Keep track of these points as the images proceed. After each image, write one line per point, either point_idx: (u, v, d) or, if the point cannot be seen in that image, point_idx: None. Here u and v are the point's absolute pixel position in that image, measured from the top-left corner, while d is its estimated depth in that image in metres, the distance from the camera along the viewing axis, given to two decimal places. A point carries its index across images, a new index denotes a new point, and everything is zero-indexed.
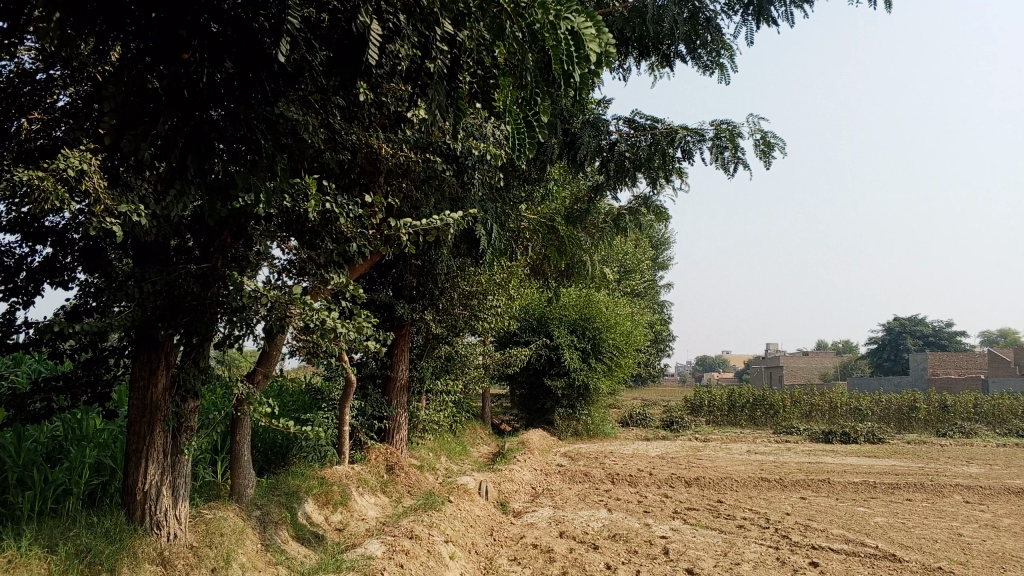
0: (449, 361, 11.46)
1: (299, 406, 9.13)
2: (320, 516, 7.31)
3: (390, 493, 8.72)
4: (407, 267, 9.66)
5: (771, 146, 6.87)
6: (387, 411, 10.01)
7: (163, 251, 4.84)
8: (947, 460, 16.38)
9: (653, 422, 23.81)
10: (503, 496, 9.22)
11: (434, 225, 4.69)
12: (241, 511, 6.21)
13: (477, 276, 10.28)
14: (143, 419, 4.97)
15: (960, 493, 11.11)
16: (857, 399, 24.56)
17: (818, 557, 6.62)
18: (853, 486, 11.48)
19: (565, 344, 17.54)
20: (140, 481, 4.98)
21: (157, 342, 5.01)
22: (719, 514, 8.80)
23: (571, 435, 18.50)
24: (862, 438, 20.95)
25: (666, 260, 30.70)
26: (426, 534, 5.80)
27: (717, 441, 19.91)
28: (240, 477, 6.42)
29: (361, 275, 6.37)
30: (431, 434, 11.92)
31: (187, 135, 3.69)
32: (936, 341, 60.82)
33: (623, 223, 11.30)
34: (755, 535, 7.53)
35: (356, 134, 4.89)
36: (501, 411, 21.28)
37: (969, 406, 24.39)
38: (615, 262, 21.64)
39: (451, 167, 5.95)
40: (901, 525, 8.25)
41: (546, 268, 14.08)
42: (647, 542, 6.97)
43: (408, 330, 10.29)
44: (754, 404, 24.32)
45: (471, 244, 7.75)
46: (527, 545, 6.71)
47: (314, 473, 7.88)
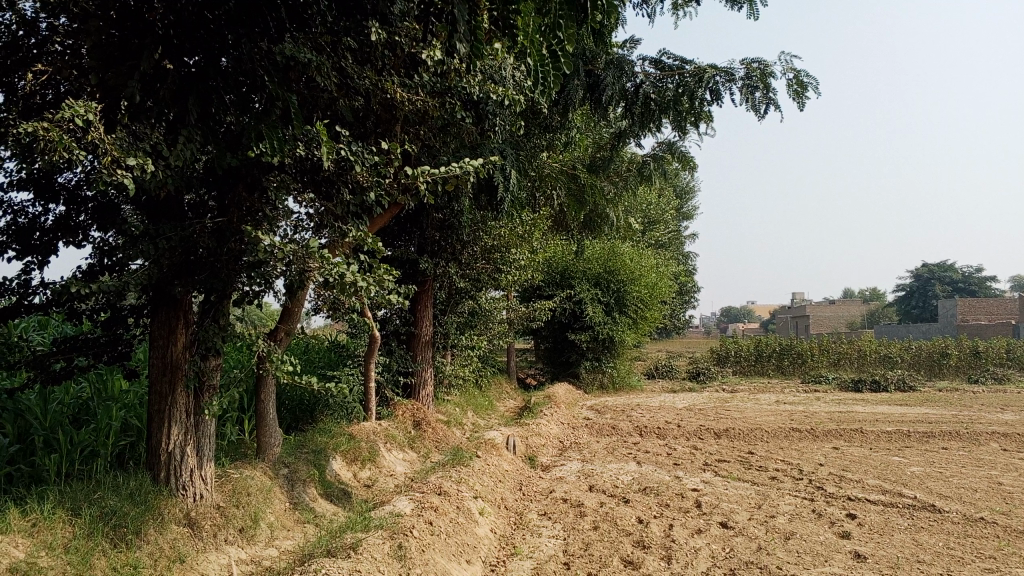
0: (473, 317, 11.34)
1: (324, 363, 9.06)
2: (347, 473, 7.26)
3: (418, 449, 8.68)
4: (429, 221, 9.48)
5: (805, 86, 6.56)
6: (412, 367, 9.92)
7: (176, 206, 4.70)
8: (980, 406, 16.14)
9: (680, 374, 23.68)
10: (531, 450, 9.15)
11: (455, 172, 4.48)
12: (267, 470, 6.15)
13: (499, 228, 10.10)
14: (164, 379, 4.89)
15: (996, 440, 10.90)
16: (887, 346, 24.24)
17: (855, 508, 6.47)
18: (886, 434, 11.30)
19: (588, 297, 17.37)
20: (163, 442, 4.91)
21: (174, 300, 4.91)
22: (750, 465, 8.68)
23: (597, 388, 18.43)
24: (892, 386, 20.68)
25: (690, 210, 30.27)
26: (454, 490, 5.71)
27: (745, 392, 19.76)
28: (267, 435, 6.36)
29: (381, 228, 6.21)
30: (456, 390, 11.86)
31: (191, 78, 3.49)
32: (965, 287, 59.95)
33: (648, 171, 11.02)
34: (788, 486, 7.40)
35: (370, 79, 4.70)
36: (526, 365, 21.22)
37: (1001, 351, 24.01)
38: (639, 213, 21.32)
39: (471, 113, 5.74)
40: (938, 474, 8.07)
41: (569, 220, 13.85)
42: (678, 495, 6.85)
43: (431, 285, 10.16)
44: (782, 354, 24.08)
45: (493, 195, 7.54)
46: (556, 499, 6.62)
47: (341, 430, 7.82)
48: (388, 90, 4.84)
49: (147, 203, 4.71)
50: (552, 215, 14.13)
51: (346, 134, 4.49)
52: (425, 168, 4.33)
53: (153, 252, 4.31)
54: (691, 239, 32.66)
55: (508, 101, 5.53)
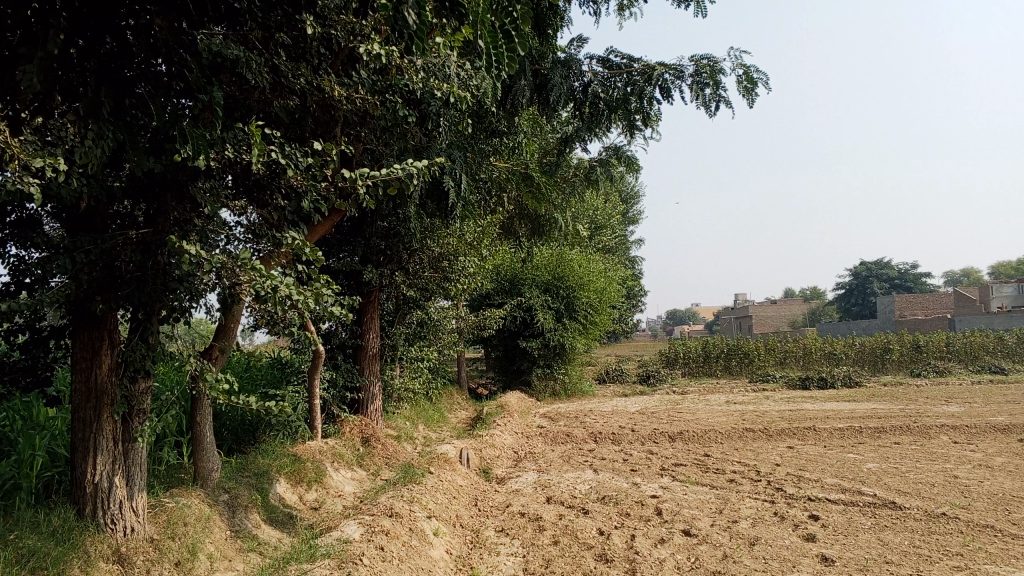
0: (422, 327, 11.05)
1: (266, 380, 8.69)
2: (293, 496, 6.92)
3: (367, 467, 8.36)
4: (374, 229, 9.19)
5: (755, 82, 6.46)
6: (359, 382, 9.59)
7: (98, 216, 4.35)
8: (925, 400, 16.37)
9: (630, 377, 23.65)
10: (485, 463, 8.89)
11: (398, 173, 4.18)
12: (206, 496, 5.79)
13: (446, 235, 9.84)
14: (88, 405, 4.51)
15: (946, 433, 10.99)
16: (831, 344, 24.59)
17: (818, 509, 6.35)
18: (839, 431, 11.32)
19: (538, 304, 17.19)
20: (88, 473, 4.51)
21: (97, 319, 4.54)
22: (708, 468, 8.55)
23: (549, 395, 18.27)
24: (839, 383, 20.94)
25: (636, 214, 30.39)
26: (406, 511, 5.42)
27: (695, 393, 19.79)
28: (204, 460, 5.99)
29: (320, 237, 5.91)
30: (406, 403, 11.54)
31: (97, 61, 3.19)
32: (902, 284, 61.52)
33: (595, 175, 10.89)
34: (748, 489, 7.27)
35: (305, 77, 4.42)
36: (477, 375, 20.93)
37: (941, 345, 24.54)
38: (586, 219, 21.25)
39: (414, 114, 5.49)
40: (895, 470, 8.04)
41: (517, 226, 13.65)
42: (638, 503, 6.66)
43: (377, 295, 9.84)
44: (730, 354, 24.23)
45: (439, 201, 7.29)
46: (514, 514, 6.36)
47: (285, 451, 7.47)
48: (325, 89, 4.57)
49: (64, 214, 4.35)
50: (500, 222, 13.92)
51: (278, 135, 4.19)
52: (365, 170, 4.01)
53: (70, 267, 3.97)
54: (637, 243, 32.75)
55: (453, 101, 5.29)
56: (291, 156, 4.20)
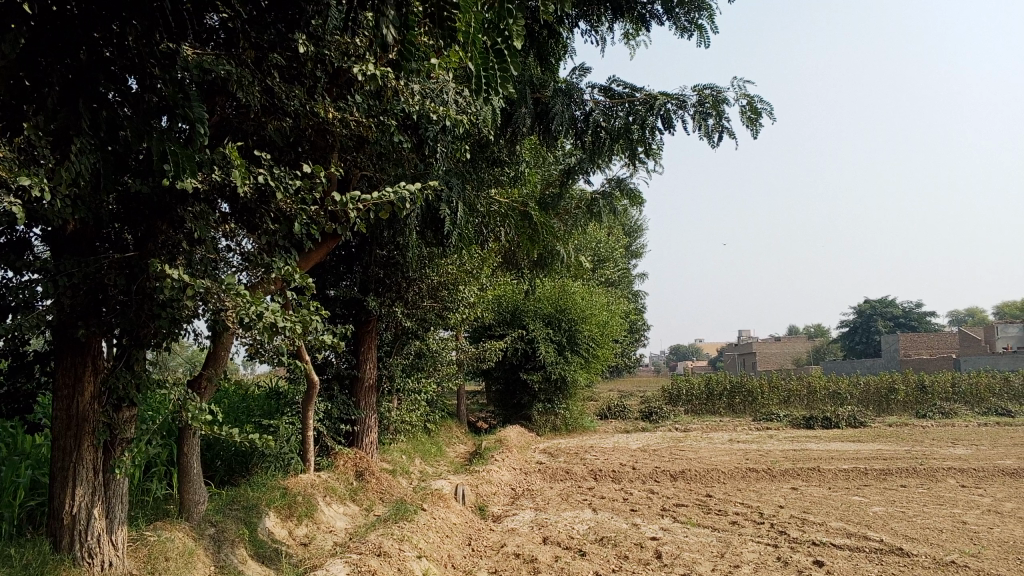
0: (420, 359, 10.90)
1: (259, 410, 8.54)
2: (282, 530, 6.74)
3: (360, 501, 8.18)
4: (374, 258, 9.09)
5: (759, 113, 6.38)
6: (355, 414, 9.43)
7: (86, 239, 4.23)
8: (931, 441, 16.12)
9: (632, 413, 23.39)
10: (481, 499, 8.69)
11: (390, 198, 4.06)
12: (191, 530, 5.61)
13: (446, 266, 9.74)
14: (68, 434, 4.36)
15: (953, 476, 10.76)
16: (836, 383, 24.33)
17: (822, 554, 6.15)
18: (844, 472, 11.09)
19: (540, 337, 17.02)
20: (66, 504, 4.35)
21: (82, 345, 4.41)
22: (709, 509, 8.34)
23: (550, 430, 18.05)
24: (843, 422, 20.67)
25: (640, 248, 30.32)
26: (396, 549, 5.24)
27: (697, 430, 19.54)
28: (190, 491, 5.82)
29: (314, 265, 5.81)
30: (403, 436, 11.37)
31: (76, 75, 3.11)
32: (906, 323, 61.24)
33: (598, 208, 10.81)
34: (750, 531, 7.07)
35: (299, 100, 4.35)
36: (477, 408, 20.70)
37: (947, 386, 24.28)
38: (590, 252, 21.16)
39: (411, 139, 5.41)
40: (901, 513, 7.84)
41: (519, 258, 13.55)
42: (637, 545, 6.46)
43: (375, 325, 9.71)
44: (733, 391, 23.99)
45: (438, 230, 7.20)
46: (508, 554, 6.17)
47: (276, 483, 7.30)
48: (319, 113, 4.50)
49: (50, 238, 4.24)
50: (501, 254, 13.82)
51: (267, 157, 4.09)
52: (355, 194, 3.89)
53: (53, 291, 3.86)
54: (641, 277, 32.63)
55: (450, 127, 5.21)
56: (280, 179, 4.10)
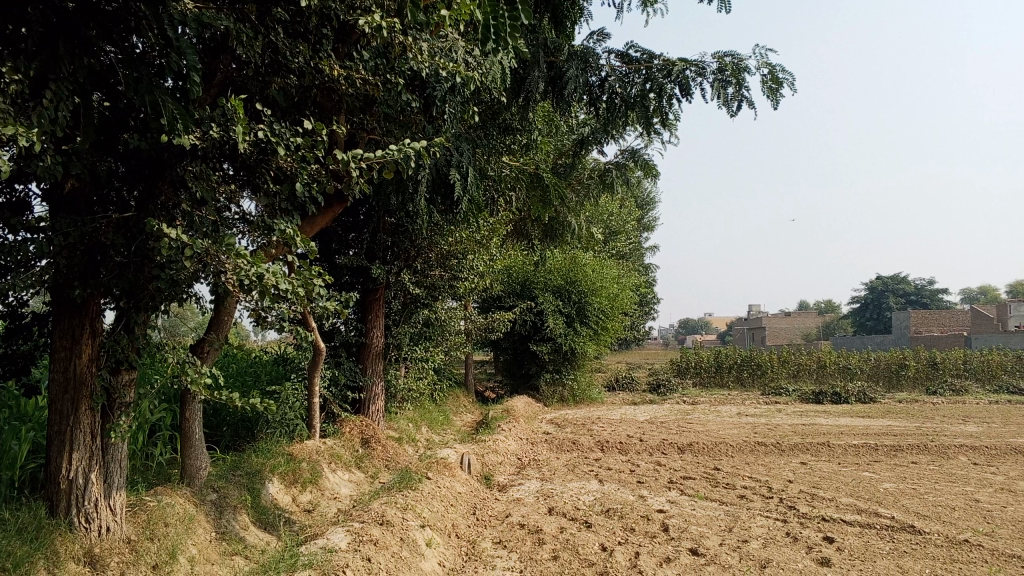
0: (428, 328, 10.79)
1: (264, 376, 8.46)
2: (286, 497, 6.68)
3: (365, 469, 8.13)
4: (382, 224, 8.94)
5: (780, 83, 6.17)
6: (362, 381, 9.35)
7: (83, 197, 4.08)
8: (943, 418, 15.98)
9: (640, 386, 23.33)
10: (487, 469, 8.62)
11: (397, 156, 3.88)
12: (193, 496, 5.54)
13: (455, 233, 9.59)
14: (65, 396, 4.25)
15: (965, 453, 10.64)
16: (846, 359, 24.16)
17: (832, 531, 6.04)
18: (854, 448, 10.98)
19: (550, 308, 16.90)
20: (62, 468, 4.26)
21: (80, 305, 4.26)
22: (718, 483, 8.24)
23: (557, 401, 17.98)
24: (853, 398, 20.54)
25: (651, 220, 30.06)
26: (399, 519, 5.16)
27: (706, 403, 19.45)
28: (191, 457, 5.74)
29: (319, 229, 5.67)
30: (410, 404, 11.30)
31: None
32: (918, 300, 60.86)
33: (610, 178, 10.61)
34: (760, 506, 6.96)
35: (303, 56, 4.19)
36: (485, 378, 20.66)
37: (958, 363, 24.09)
38: (601, 223, 20.95)
39: (419, 101, 5.24)
40: (913, 490, 7.72)
41: (530, 228, 13.39)
42: (644, 518, 6.37)
43: (383, 293, 9.60)
44: (742, 366, 23.86)
45: (447, 197, 7.04)
46: (513, 525, 6.09)
47: (280, 450, 7.23)
48: (325, 69, 4.34)
49: (46, 196, 4.10)
50: (513, 223, 13.66)
51: (268, 113, 3.91)
52: (359, 151, 3.71)
53: (48, 249, 3.72)
54: (652, 250, 32.41)
55: (461, 86, 5.02)
56: (281, 135, 3.92)
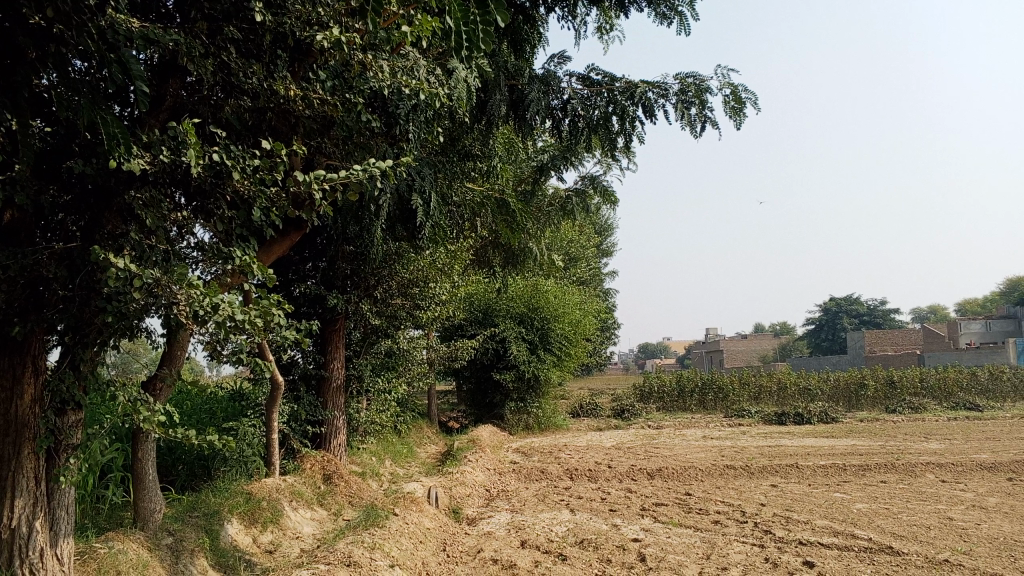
0: (390, 358, 10.56)
1: (220, 413, 8.15)
2: (246, 538, 6.38)
3: (328, 506, 7.84)
4: (341, 253, 8.73)
5: (743, 103, 6.14)
6: (322, 415, 9.08)
7: (25, 228, 3.83)
8: (904, 436, 16.09)
9: (604, 411, 23.22)
10: (455, 502, 8.38)
11: (361, 176, 3.68)
12: (146, 541, 5.23)
13: (416, 262, 9.40)
14: (5, 440, 3.94)
15: (931, 471, 10.66)
16: (806, 379, 24.33)
17: (811, 555, 5.92)
18: (822, 469, 10.94)
19: (512, 336, 16.73)
20: (3, 516, 3.92)
21: (20, 342, 3.99)
22: (690, 509, 8.10)
23: (522, 429, 17.73)
24: (815, 419, 20.62)
25: (610, 247, 30.15)
26: (366, 559, 4.92)
27: (671, 428, 19.38)
28: (144, 500, 5.44)
29: (275, 258, 5.46)
30: (373, 438, 11.01)
31: None
32: (872, 320, 61.91)
33: (571, 204, 10.55)
34: (735, 531, 6.83)
35: (258, 76, 4.05)
36: (448, 409, 20.38)
37: (915, 381, 24.40)
38: (562, 250, 20.91)
39: (380, 122, 5.09)
40: (885, 510, 7.66)
41: (491, 255, 13.25)
42: (619, 548, 6.19)
43: (342, 323, 9.35)
44: (704, 389, 23.88)
45: (409, 224, 6.87)
46: (485, 561, 5.87)
47: (239, 489, 6.94)
48: (281, 90, 4.17)
49: None
50: (474, 251, 13.51)
51: (223, 135, 3.74)
52: (321, 171, 3.51)
53: None
54: (611, 275, 32.48)
55: (424, 106, 4.87)
56: (237, 157, 3.74)
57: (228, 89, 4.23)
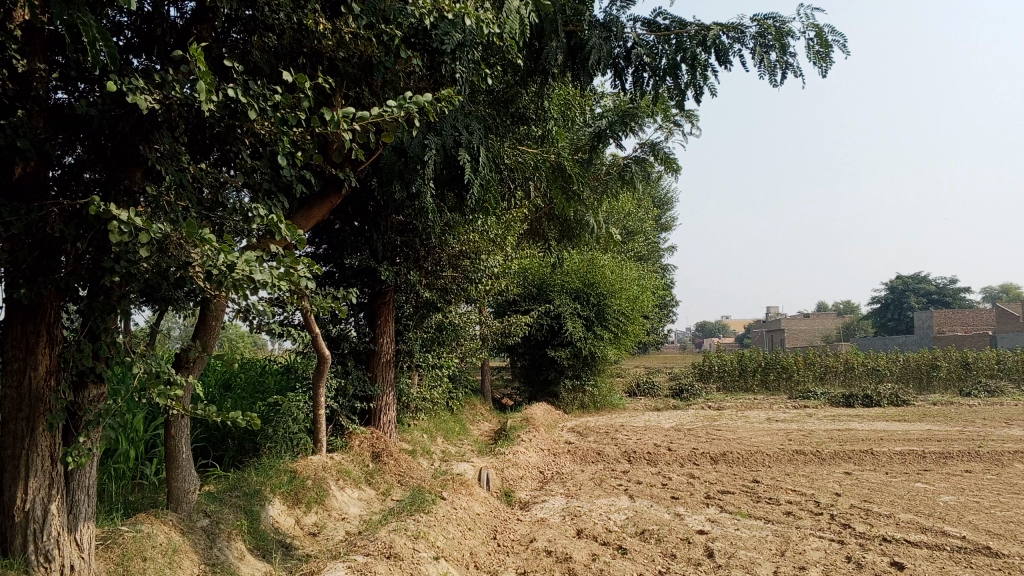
0: (442, 332, 10.19)
1: (269, 388, 7.93)
2: (288, 519, 6.07)
3: (376, 485, 7.53)
4: (390, 223, 8.36)
5: (829, 47, 5.51)
6: (371, 391, 8.75)
7: (37, 183, 3.47)
8: (985, 421, 15.18)
9: (662, 391, 22.64)
10: (507, 484, 7.99)
11: (395, 114, 3.15)
12: (180, 523, 4.93)
13: (468, 232, 8.98)
14: (19, 415, 3.64)
15: (1021, 460, 9.87)
16: (875, 359, 23.34)
17: (897, 554, 5.35)
18: (899, 454, 10.24)
19: (568, 312, 16.27)
20: (17, 498, 3.63)
21: (34, 310, 3.67)
22: (759, 497, 7.56)
23: (577, 407, 17.31)
24: (885, 401, 19.74)
25: (670, 221, 29.34)
26: (409, 550, 4.54)
27: (732, 409, 18.73)
28: (178, 480, 5.11)
29: (310, 221, 5.09)
30: (424, 414, 10.70)
31: None
32: (941, 299, 59.70)
33: (630, 174, 9.96)
34: (809, 524, 6.29)
35: (286, 10, 3.66)
36: (502, 386, 20.06)
37: (992, 362, 23.20)
38: (619, 224, 20.27)
39: (423, 65, 4.63)
40: (976, 504, 7.02)
41: (546, 227, 12.76)
42: (684, 541, 5.71)
43: (392, 296, 8.98)
44: (767, 369, 23.08)
45: (459, 188, 6.41)
46: (539, 552, 5.45)
47: (282, 467, 6.65)
48: (311, 25, 3.78)
49: None
50: (529, 223, 13.06)
51: (239, 70, 3.33)
52: (349, 109, 3.00)
53: None
54: (671, 250, 31.62)
55: (471, 45, 4.40)
56: (256, 96, 3.29)
57: (255, 28, 3.87)
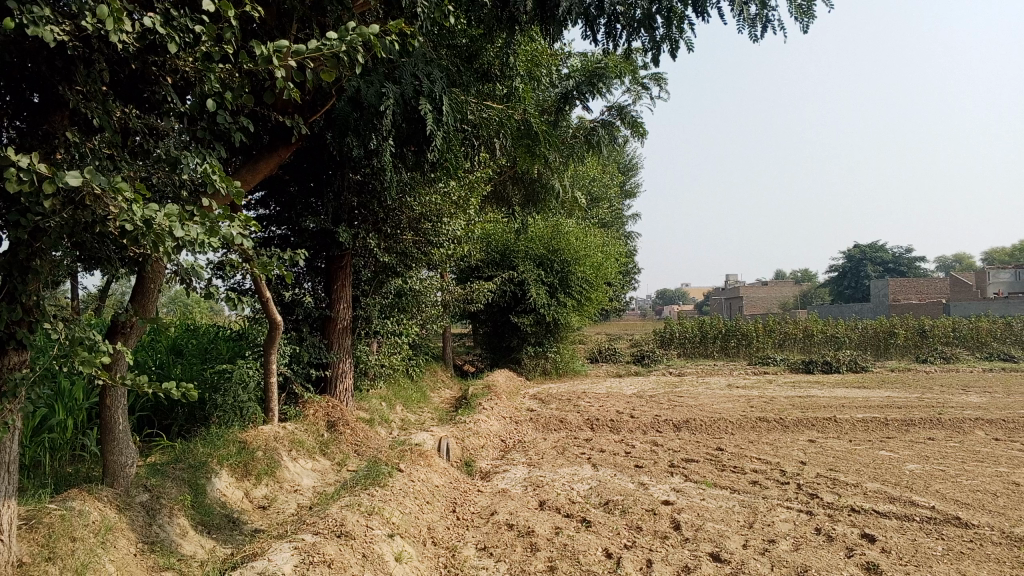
0: (402, 299, 9.85)
1: (219, 355, 7.56)
2: (236, 492, 5.76)
3: (332, 455, 7.24)
4: (347, 183, 7.98)
5: (812, 2, 5.26)
6: (327, 358, 8.42)
7: None
8: (942, 388, 15.30)
9: (624, 357, 22.60)
10: (468, 454, 7.75)
11: (336, 47, 2.72)
12: (116, 499, 4.59)
13: (429, 193, 8.62)
14: None
15: (981, 428, 9.88)
16: (834, 327, 23.52)
17: (868, 526, 5.21)
18: (862, 422, 10.20)
19: (531, 278, 16.01)
20: None
21: None
22: (724, 465, 7.42)
23: (539, 374, 17.12)
24: (844, 367, 19.89)
25: (634, 188, 29.14)
26: (363, 528, 4.28)
27: (693, 376, 18.74)
28: (115, 453, 4.75)
29: (255, 176, 4.72)
30: (383, 382, 10.41)
31: None
32: (897, 268, 60.65)
33: (596, 136, 9.66)
34: (777, 494, 6.15)
35: None
36: (463, 353, 19.84)
37: (948, 330, 23.49)
38: (584, 189, 20.01)
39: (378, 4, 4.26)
40: (943, 473, 6.94)
41: (509, 190, 12.45)
42: (650, 513, 5.51)
43: (349, 260, 8.62)
44: (728, 336, 23.14)
45: (418, 144, 6.06)
46: (500, 525, 5.23)
47: (232, 437, 6.31)
48: None
49: None
50: (492, 187, 12.73)
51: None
52: (282, 44, 2.60)
53: None
54: (635, 217, 31.48)
55: None
56: (180, 28, 2.89)
57: None
